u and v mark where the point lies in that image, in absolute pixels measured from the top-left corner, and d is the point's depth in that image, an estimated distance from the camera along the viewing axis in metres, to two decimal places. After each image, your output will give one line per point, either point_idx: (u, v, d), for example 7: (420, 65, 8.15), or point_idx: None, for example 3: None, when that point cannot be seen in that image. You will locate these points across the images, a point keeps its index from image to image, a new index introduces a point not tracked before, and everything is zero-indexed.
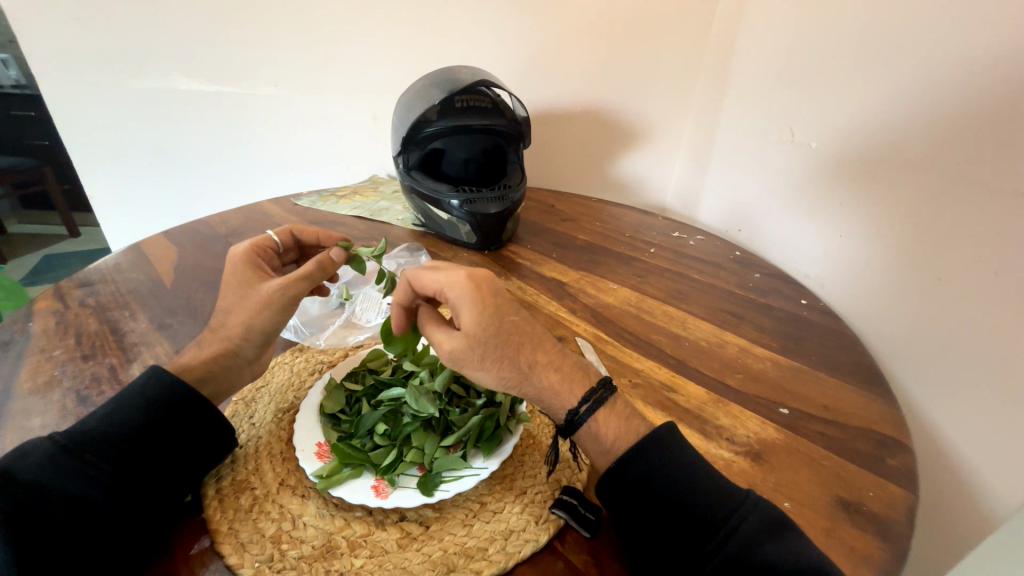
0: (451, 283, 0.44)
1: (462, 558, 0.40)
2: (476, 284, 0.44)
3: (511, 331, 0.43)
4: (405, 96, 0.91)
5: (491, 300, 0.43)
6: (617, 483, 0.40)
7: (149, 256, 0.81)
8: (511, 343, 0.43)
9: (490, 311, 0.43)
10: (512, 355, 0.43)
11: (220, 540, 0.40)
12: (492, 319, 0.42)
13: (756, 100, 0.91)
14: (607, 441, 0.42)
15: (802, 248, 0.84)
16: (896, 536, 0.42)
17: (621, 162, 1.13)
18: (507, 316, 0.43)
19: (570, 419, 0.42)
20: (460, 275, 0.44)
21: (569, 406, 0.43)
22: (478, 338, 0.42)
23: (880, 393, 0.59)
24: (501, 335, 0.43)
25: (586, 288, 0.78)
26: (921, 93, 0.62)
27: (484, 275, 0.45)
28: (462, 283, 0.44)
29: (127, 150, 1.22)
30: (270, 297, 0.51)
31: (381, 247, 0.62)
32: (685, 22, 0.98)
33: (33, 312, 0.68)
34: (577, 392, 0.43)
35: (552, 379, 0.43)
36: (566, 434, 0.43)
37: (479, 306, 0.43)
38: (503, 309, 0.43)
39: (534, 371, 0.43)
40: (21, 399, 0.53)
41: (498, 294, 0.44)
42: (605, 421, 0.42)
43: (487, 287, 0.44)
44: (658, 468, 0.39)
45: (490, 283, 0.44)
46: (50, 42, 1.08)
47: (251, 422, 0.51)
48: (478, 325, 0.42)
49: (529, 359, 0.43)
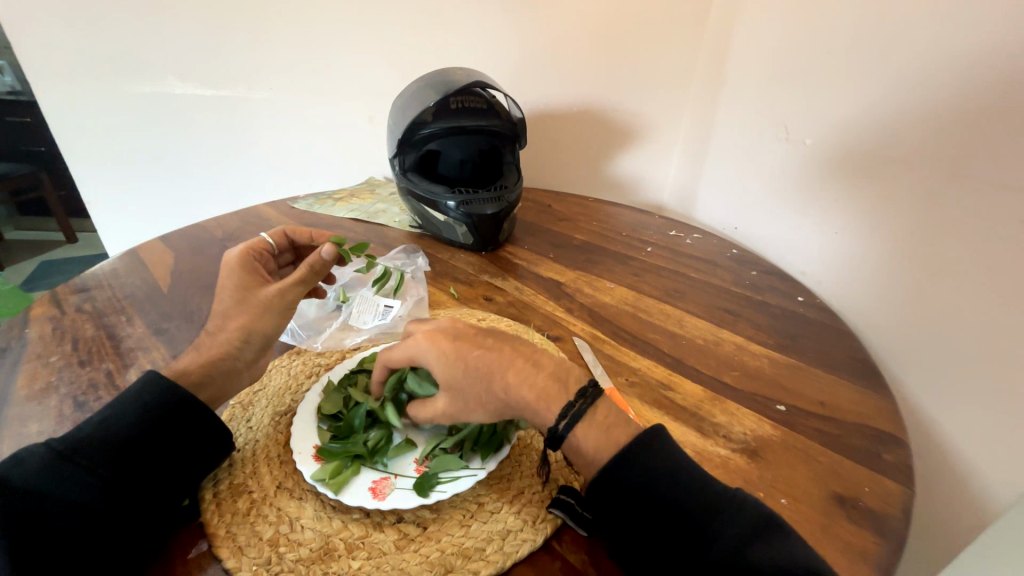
0: (415, 347, 0.47)
1: (459, 558, 0.40)
2: (434, 339, 0.46)
3: (478, 366, 0.44)
4: (400, 98, 0.91)
5: (452, 347, 0.46)
6: (608, 487, 0.39)
7: (146, 261, 0.81)
8: (481, 375, 0.44)
9: (453, 357, 0.45)
10: (486, 386, 0.44)
11: (219, 543, 0.41)
12: (459, 361, 0.45)
13: (750, 97, 0.92)
14: (589, 453, 0.41)
15: (799, 245, 0.84)
16: (893, 530, 0.42)
17: (618, 161, 1.13)
18: (470, 353, 0.45)
19: (552, 433, 0.42)
20: (417, 341, 0.47)
21: (549, 422, 0.43)
22: (456, 387, 0.45)
23: (876, 388, 0.59)
24: (470, 373, 0.44)
25: (583, 288, 0.78)
26: (913, 90, 0.62)
27: (441, 329, 0.48)
28: (422, 345, 0.47)
29: (121, 154, 1.22)
30: (269, 302, 0.54)
31: (361, 244, 0.67)
32: (680, 22, 0.99)
33: (29, 318, 0.67)
34: (554, 408, 0.42)
35: (528, 397, 0.43)
36: (551, 446, 0.43)
37: (443, 359, 0.45)
38: (465, 349, 0.45)
39: (510, 393, 0.43)
40: (16, 406, 0.53)
41: (458, 338, 0.46)
42: (585, 434, 0.41)
43: (444, 338, 0.46)
44: (647, 470, 0.39)
45: (444, 333, 0.47)
46: (46, 47, 1.07)
47: (248, 425, 0.51)
48: (449, 376, 0.45)
49: (503, 384, 0.44)
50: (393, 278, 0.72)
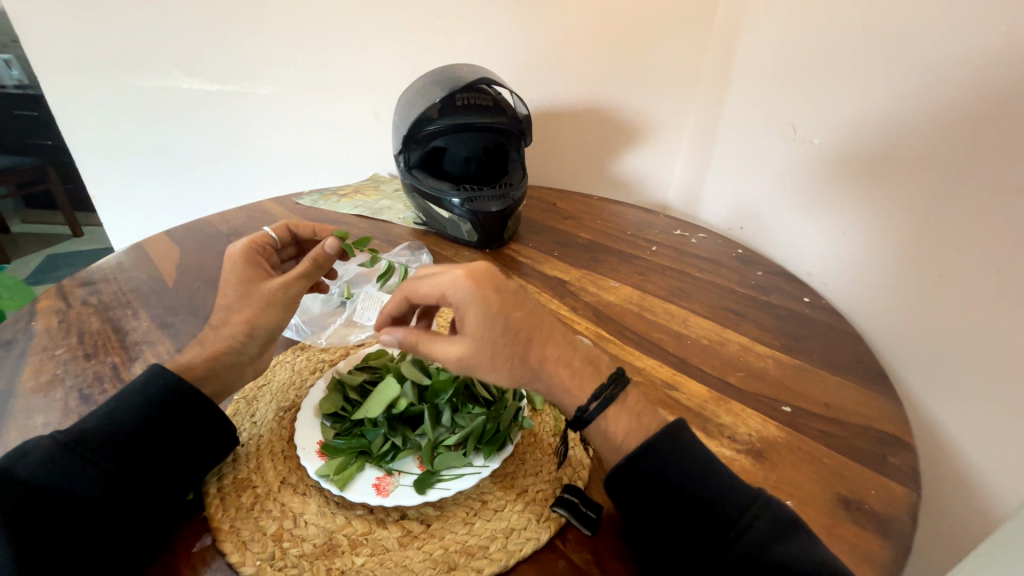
0: (453, 282, 0.43)
1: (462, 556, 0.40)
2: (476, 280, 0.43)
3: (519, 328, 0.42)
4: (405, 94, 0.91)
5: (495, 296, 0.42)
6: (629, 477, 0.39)
7: (151, 255, 0.81)
8: (519, 339, 0.42)
9: (494, 308, 0.42)
10: (521, 352, 0.42)
11: (222, 538, 0.41)
12: (500, 315, 0.42)
13: (757, 98, 0.91)
14: (618, 439, 0.41)
15: (804, 246, 0.83)
16: (898, 533, 0.42)
17: (624, 160, 1.13)
18: (513, 311, 0.42)
19: (580, 415, 0.42)
20: (456, 276, 0.43)
21: (579, 402, 0.42)
22: (486, 338, 0.42)
23: (881, 390, 0.59)
24: (509, 333, 0.42)
25: (587, 286, 0.78)
26: (922, 91, 0.62)
27: (483, 272, 0.44)
28: (461, 283, 0.43)
29: (127, 148, 1.22)
30: (273, 295, 0.53)
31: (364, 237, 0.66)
32: (686, 22, 0.98)
33: (35, 311, 0.68)
34: (588, 389, 0.43)
35: (561, 375, 0.43)
36: (575, 428, 0.43)
37: (483, 307, 0.42)
38: (509, 305, 0.43)
39: (544, 366, 0.43)
40: (22, 398, 0.53)
41: (500, 288, 0.43)
42: (615, 420, 0.42)
43: (488, 284, 0.43)
44: (671, 462, 0.39)
45: (487, 278, 0.43)
46: (53, 41, 1.07)
47: (252, 421, 0.51)
48: (483, 327, 0.42)
49: (538, 355, 0.43)
50: (395, 275, 0.71)
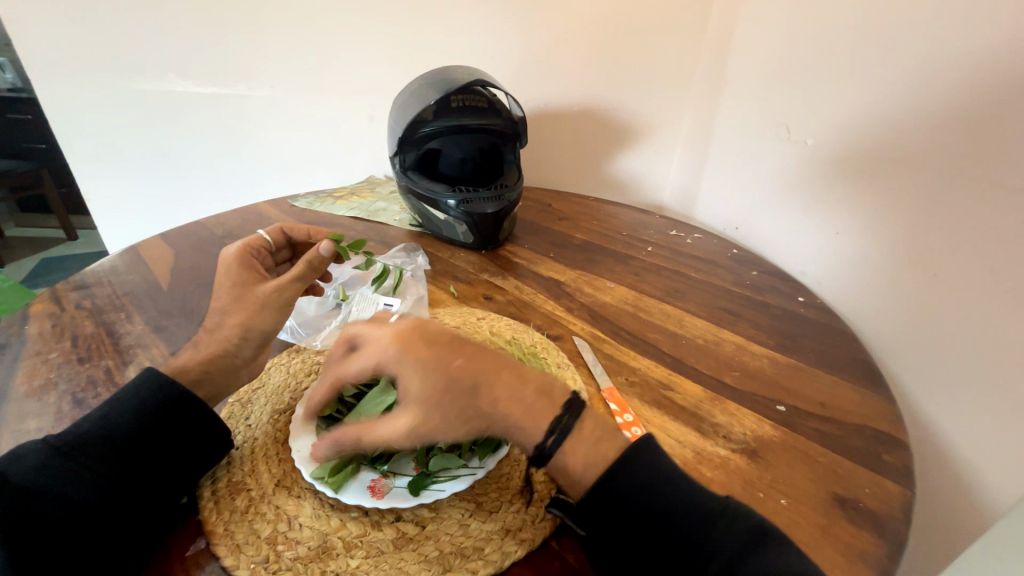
0: (380, 352, 0.42)
1: (458, 557, 0.40)
2: (405, 341, 0.42)
3: (462, 376, 0.40)
4: (400, 96, 0.91)
5: (428, 351, 0.41)
6: (604, 496, 0.38)
7: (146, 258, 0.81)
8: (466, 388, 0.40)
9: (429, 365, 0.40)
10: (471, 399, 0.40)
11: (217, 541, 0.40)
12: (438, 369, 0.40)
13: (752, 98, 0.91)
14: (577, 471, 0.39)
15: (799, 246, 0.84)
16: (892, 531, 0.42)
17: (619, 161, 1.13)
18: (452, 362, 0.41)
19: (539, 451, 0.40)
20: (384, 345, 0.42)
21: (536, 439, 0.40)
22: (433, 398, 0.39)
23: (876, 389, 0.59)
24: (456, 383, 0.40)
25: (583, 287, 0.78)
26: (916, 91, 0.62)
27: (408, 331, 0.43)
28: (389, 349, 0.41)
29: (122, 151, 1.22)
30: (267, 298, 0.54)
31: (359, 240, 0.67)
32: (682, 22, 0.99)
33: (29, 314, 0.67)
34: (543, 424, 0.40)
35: (516, 412, 0.40)
36: (537, 465, 0.41)
37: (418, 365, 0.40)
38: (445, 357, 0.41)
39: (498, 407, 0.41)
40: (16, 402, 0.53)
41: (431, 342, 0.42)
42: (575, 450, 0.40)
43: (418, 342, 0.42)
44: (646, 481, 0.38)
45: (415, 335, 0.42)
46: (48, 44, 1.07)
47: (247, 424, 0.51)
48: (426, 386, 0.40)
49: (490, 397, 0.41)
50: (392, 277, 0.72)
